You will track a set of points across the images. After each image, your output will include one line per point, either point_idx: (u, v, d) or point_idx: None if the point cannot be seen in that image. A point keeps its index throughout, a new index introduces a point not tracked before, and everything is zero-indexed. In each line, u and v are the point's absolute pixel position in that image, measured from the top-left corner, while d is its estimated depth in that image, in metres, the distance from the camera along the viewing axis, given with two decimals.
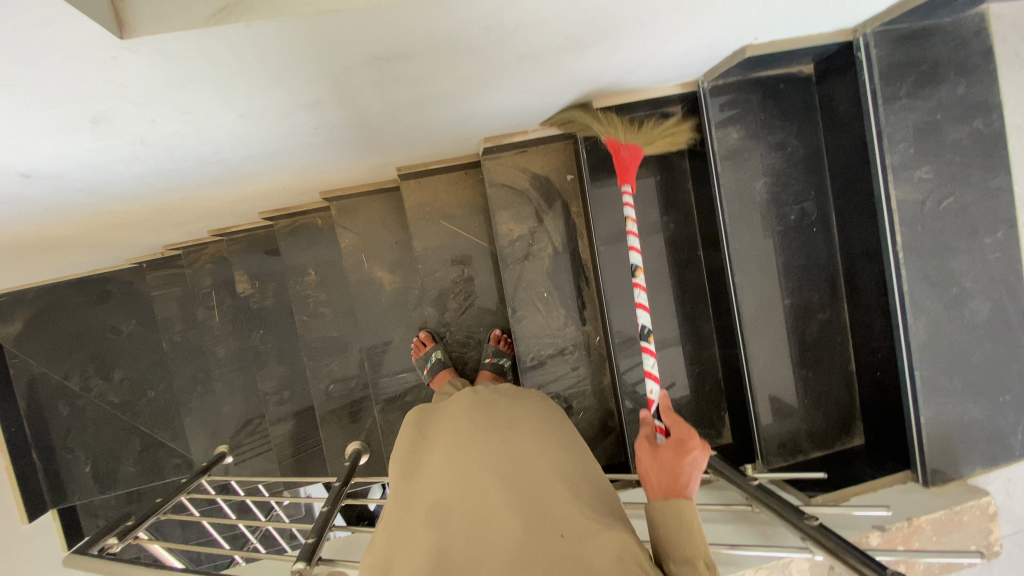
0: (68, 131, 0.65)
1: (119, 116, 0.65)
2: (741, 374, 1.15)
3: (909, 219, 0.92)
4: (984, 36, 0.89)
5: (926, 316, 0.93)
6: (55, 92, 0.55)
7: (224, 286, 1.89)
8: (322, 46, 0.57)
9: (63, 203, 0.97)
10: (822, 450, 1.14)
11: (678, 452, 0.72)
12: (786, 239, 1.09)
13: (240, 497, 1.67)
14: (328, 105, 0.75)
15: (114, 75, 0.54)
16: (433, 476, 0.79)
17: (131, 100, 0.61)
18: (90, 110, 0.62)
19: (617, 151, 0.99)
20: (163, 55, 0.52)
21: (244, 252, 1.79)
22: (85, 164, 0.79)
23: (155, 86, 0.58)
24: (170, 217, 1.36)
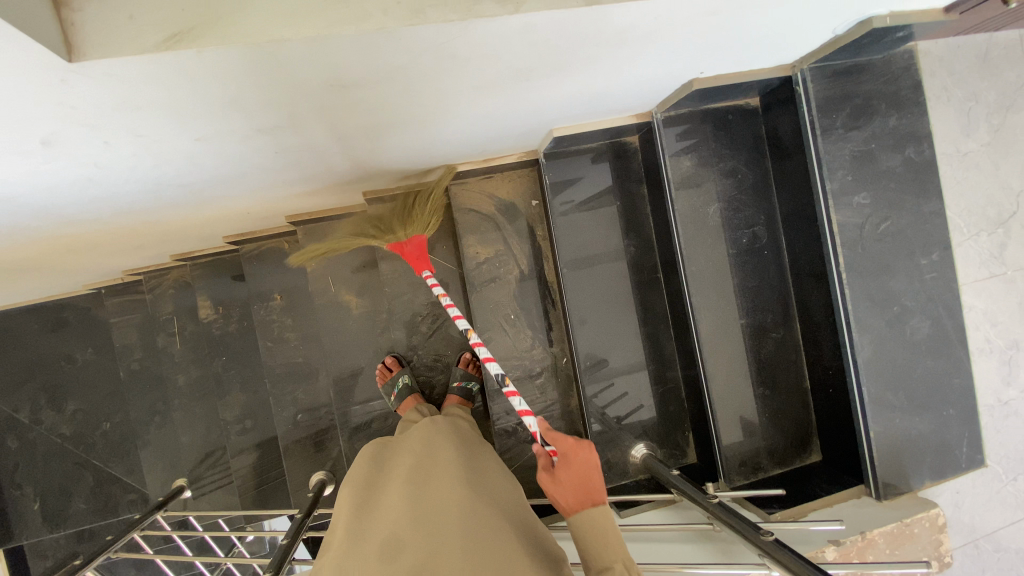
0: (15, 153, 0.65)
1: (70, 138, 0.64)
2: (702, 394, 1.17)
3: (850, 241, 0.97)
4: (912, 72, 0.96)
5: (870, 335, 0.97)
6: (1, 114, 0.55)
7: (187, 312, 1.85)
8: (276, 73, 0.58)
9: (13, 226, 0.95)
10: (782, 468, 1.16)
11: (570, 462, 0.83)
12: (739, 261, 1.14)
13: (196, 533, 1.60)
14: (287, 130, 0.76)
15: (62, 97, 0.54)
16: (387, 507, 0.79)
17: (81, 122, 0.61)
18: (38, 132, 0.61)
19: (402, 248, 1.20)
20: (113, 78, 0.53)
21: (208, 277, 1.76)
22: (37, 187, 0.78)
23: (106, 108, 0.58)
24: (129, 242, 1.33)
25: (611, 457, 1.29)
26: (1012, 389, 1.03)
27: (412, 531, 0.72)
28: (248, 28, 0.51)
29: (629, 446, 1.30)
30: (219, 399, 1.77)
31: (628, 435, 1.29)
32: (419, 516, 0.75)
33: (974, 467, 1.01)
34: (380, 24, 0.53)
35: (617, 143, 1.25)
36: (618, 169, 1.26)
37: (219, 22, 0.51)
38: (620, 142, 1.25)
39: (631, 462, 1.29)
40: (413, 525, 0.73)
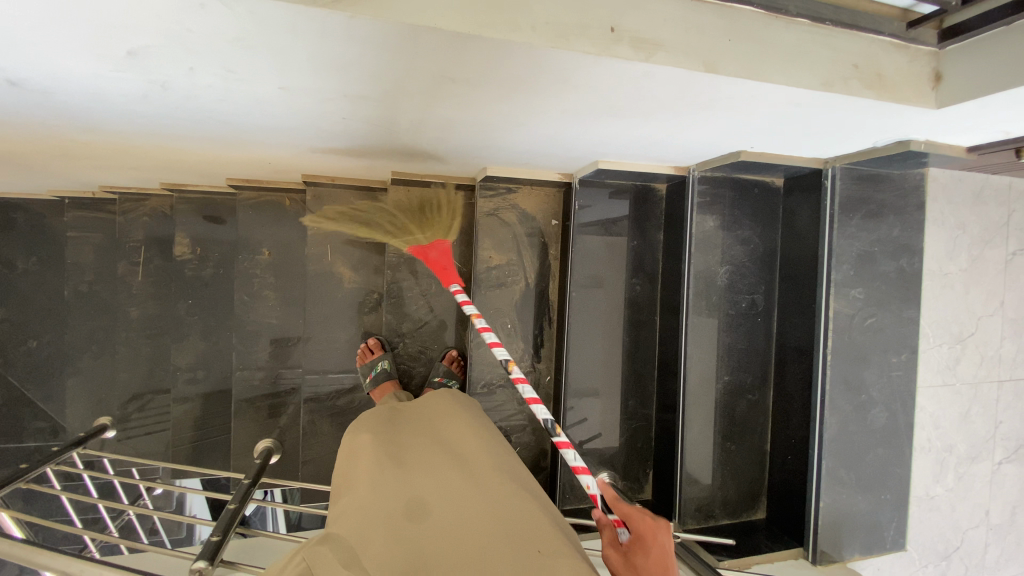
0: (97, 54, 0.61)
1: (158, 56, 0.62)
2: (674, 437, 1.25)
3: (840, 327, 1.06)
4: (920, 192, 1.07)
5: (838, 415, 1.07)
6: (115, 17, 0.52)
7: (158, 245, 1.75)
8: (406, 55, 0.59)
9: (27, 119, 0.88)
10: (728, 519, 1.25)
11: (647, 548, 0.72)
12: (733, 322, 1.23)
13: (114, 477, 1.49)
14: (371, 102, 0.75)
15: (189, 20, 0.53)
16: (410, 468, 0.85)
17: (185, 46, 0.59)
18: (133, 42, 0.58)
19: (428, 253, 1.22)
20: (251, 17, 0.52)
21: (191, 214, 1.67)
22: (85, 90, 0.73)
23: (222, 41, 0.57)
24: (130, 161, 1.25)
25: (573, 479, 1.34)
26: (939, 486, 1.16)
27: (437, 495, 0.79)
28: (404, 7, 0.52)
29: (592, 472, 1.35)
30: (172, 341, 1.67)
31: (592, 461, 1.35)
32: (443, 481, 0.82)
33: (897, 549, 1.12)
34: (525, 38, 0.55)
35: (645, 186, 1.30)
36: (640, 209, 1.31)
37: None
38: (648, 186, 1.30)
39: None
40: (437, 489, 0.80)
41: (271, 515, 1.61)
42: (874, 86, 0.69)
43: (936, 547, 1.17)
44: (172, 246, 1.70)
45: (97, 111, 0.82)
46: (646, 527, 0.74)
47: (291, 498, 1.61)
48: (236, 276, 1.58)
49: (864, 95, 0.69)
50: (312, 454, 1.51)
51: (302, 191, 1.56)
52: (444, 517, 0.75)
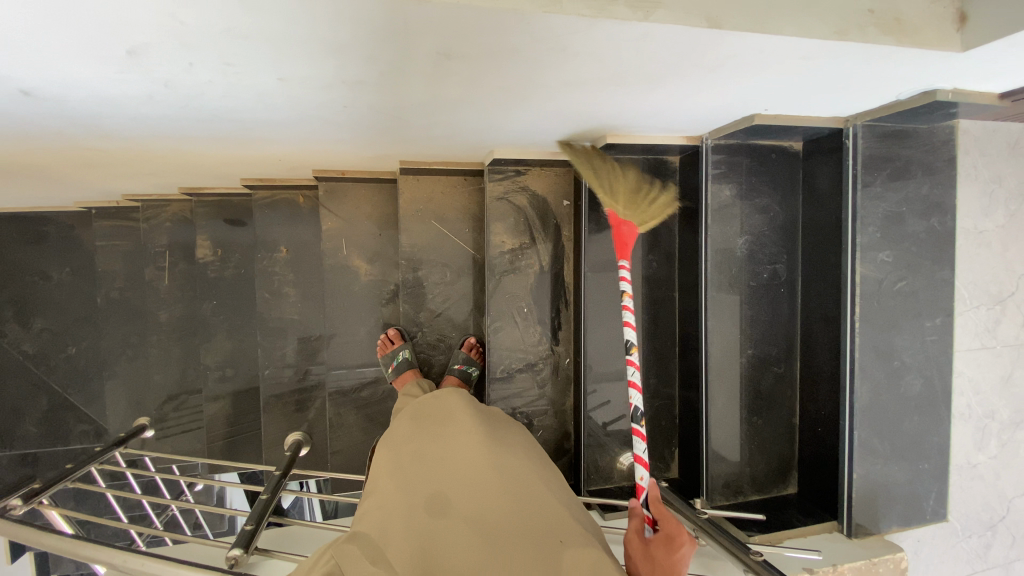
0: (99, 56, 0.62)
1: (158, 53, 0.62)
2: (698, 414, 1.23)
3: (868, 293, 1.02)
4: (950, 146, 1.01)
5: (869, 383, 1.04)
6: (107, 14, 0.53)
7: (182, 250, 1.79)
8: (396, 33, 0.58)
9: (43, 128, 0.91)
10: (759, 494, 1.22)
11: (669, 547, 0.77)
12: (756, 294, 1.19)
13: (154, 475, 1.54)
14: (370, 87, 0.75)
15: (179, 12, 0.53)
16: (430, 465, 0.85)
17: (181, 41, 0.59)
18: (132, 41, 0.59)
19: (619, 226, 1.00)
20: (241, 4, 0.51)
21: (211, 217, 1.70)
22: (93, 94, 0.74)
23: (216, 32, 0.57)
24: (147, 166, 1.28)
25: (598, 460, 1.33)
26: (981, 454, 1.11)
27: (456, 492, 0.79)
28: None
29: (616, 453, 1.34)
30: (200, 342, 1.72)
31: (615, 442, 1.34)
32: (462, 478, 0.82)
33: (937, 519, 1.08)
34: (516, 5, 0.54)
35: (657, 160, 1.27)
36: None
37: None
38: (661, 159, 1.27)
39: (617, 468, 1.34)
40: (455, 485, 0.80)
41: (306, 506, 1.66)
42: (893, 32, 0.65)
43: (980, 516, 1.12)
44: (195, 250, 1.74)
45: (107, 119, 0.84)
46: (673, 529, 0.78)
47: (323, 489, 1.65)
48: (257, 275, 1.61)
49: (882, 42, 0.65)
50: (341, 445, 1.53)
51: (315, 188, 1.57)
52: (468, 518, 0.76)
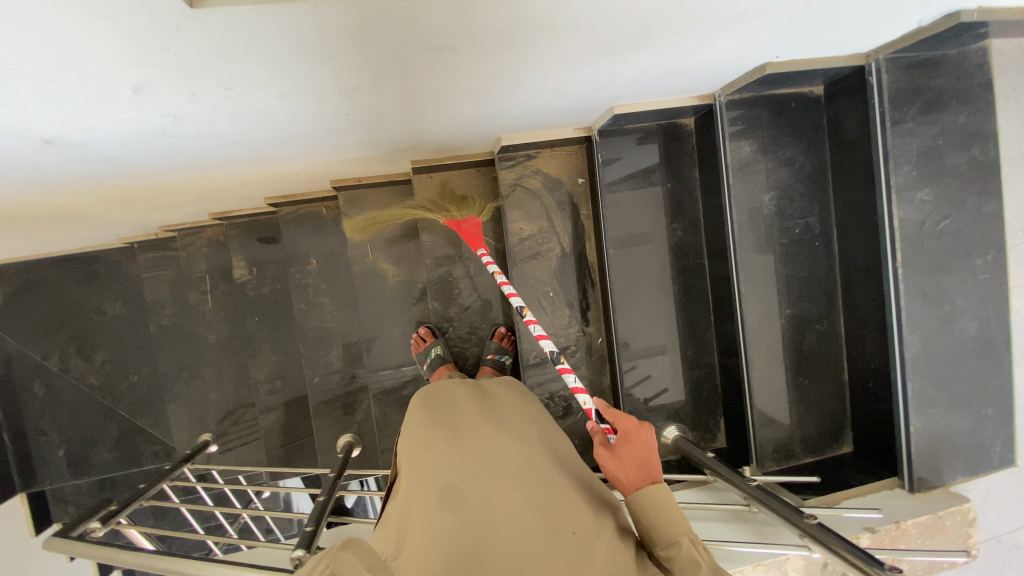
0: (108, 98, 0.65)
1: (162, 88, 0.65)
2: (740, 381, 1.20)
3: (909, 236, 0.97)
4: (986, 68, 0.94)
5: (919, 331, 0.98)
6: (106, 57, 0.55)
7: (220, 272, 1.87)
8: (377, 36, 0.59)
9: (75, 173, 0.96)
10: (812, 456, 1.19)
11: (631, 442, 0.85)
12: (789, 251, 1.15)
13: (222, 486, 1.64)
14: (366, 92, 0.76)
15: (171, 46, 0.55)
16: (444, 456, 0.86)
17: (179, 73, 0.61)
18: (136, 79, 0.61)
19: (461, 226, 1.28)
20: (225, 29, 0.53)
21: (243, 238, 1.77)
22: (111, 135, 0.78)
23: (209, 59, 0.59)
24: (176, 197, 1.34)
25: None
26: None
27: (468, 483, 0.80)
28: None
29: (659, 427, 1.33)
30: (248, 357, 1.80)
31: (657, 417, 1.32)
32: (474, 468, 0.82)
33: (1007, 466, 1.03)
34: None
35: (671, 125, 1.23)
36: (670, 149, 1.25)
37: None
38: (674, 124, 1.23)
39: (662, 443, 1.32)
40: (468, 476, 0.81)
41: (365, 504, 1.72)
42: None
43: None
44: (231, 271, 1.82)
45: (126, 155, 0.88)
46: (631, 425, 0.86)
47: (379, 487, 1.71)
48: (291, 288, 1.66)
49: None
50: (389, 443, 1.58)
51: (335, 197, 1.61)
52: (480, 507, 0.76)
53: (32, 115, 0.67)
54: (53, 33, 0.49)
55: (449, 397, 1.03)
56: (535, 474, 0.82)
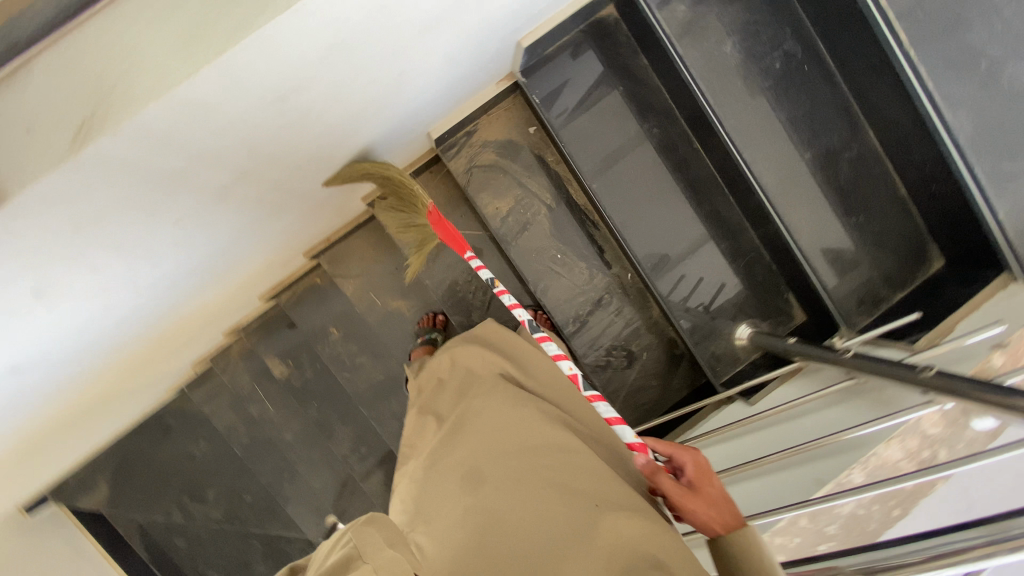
0: (40, 295, 0.61)
1: (91, 254, 0.61)
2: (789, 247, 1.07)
3: (903, 7, 0.84)
4: None
5: (963, 106, 0.84)
6: (29, 243, 0.53)
7: (260, 379, 1.83)
8: (252, 84, 0.54)
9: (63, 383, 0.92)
10: (901, 291, 1.05)
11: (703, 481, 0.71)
12: (778, 90, 1.01)
13: None
14: (287, 148, 0.72)
15: (85, 196, 0.53)
16: (467, 430, 0.87)
17: (98, 225, 0.58)
18: (54, 262, 0.58)
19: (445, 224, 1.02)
20: (134, 148, 0.51)
21: (265, 337, 1.75)
22: (67, 332, 0.74)
23: (125, 192, 0.56)
24: (179, 341, 1.30)
25: (715, 351, 1.20)
26: None
27: (489, 460, 0.81)
28: (217, 42, 0.48)
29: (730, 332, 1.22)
30: (324, 444, 1.82)
31: (722, 323, 1.20)
32: (495, 443, 0.83)
33: None
34: None
35: (595, 23, 1.11)
36: (606, 48, 1.13)
37: (192, 45, 0.48)
38: (597, 20, 1.11)
39: (739, 347, 1.20)
40: (488, 452, 0.82)
41: None
42: None
43: None
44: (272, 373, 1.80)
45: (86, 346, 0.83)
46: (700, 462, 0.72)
47: None
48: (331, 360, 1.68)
49: None
50: None
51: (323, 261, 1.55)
52: (496, 489, 0.77)
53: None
54: None
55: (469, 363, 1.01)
56: (557, 444, 0.81)
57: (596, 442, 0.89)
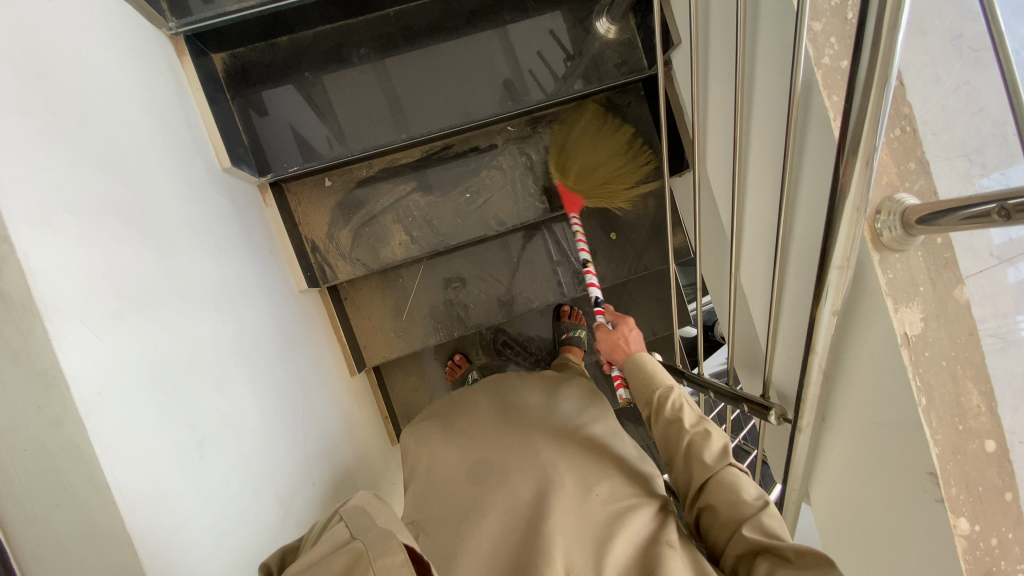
0: (163, 356, 0.75)
1: (153, 325, 0.75)
2: (820, 157, 1.04)
3: None
4: None
5: None
6: (130, 350, 0.68)
7: (402, 388, 2.03)
8: (125, 266, 0.73)
9: (267, 413, 1.00)
10: (948, 195, 1.04)
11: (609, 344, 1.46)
12: (776, 8, 1.03)
13: None
14: (188, 290, 0.88)
15: (125, 348, 0.67)
16: (485, 444, 1.29)
17: (131, 300, 0.72)
18: (128, 317, 0.70)
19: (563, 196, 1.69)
20: (117, 296, 0.69)
21: (384, 339, 1.84)
22: (201, 351, 0.85)
23: (131, 306, 0.71)
24: (314, 369, 1.36)
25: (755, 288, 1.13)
26: None
27: (494, 464, 1.21)
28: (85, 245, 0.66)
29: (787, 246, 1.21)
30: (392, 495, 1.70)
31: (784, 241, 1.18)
32: (502, 455, 1.23)
33: None
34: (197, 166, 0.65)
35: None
36: None
37: (88, 240, 0.67)
38: None
39: (803, 255, 1.17)
40: (495, 459, 1.23)
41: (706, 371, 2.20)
42: None
43: None
44: (396, 393, 2.03)
45: (179, 333, 0.81)
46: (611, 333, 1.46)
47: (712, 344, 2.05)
48: (448, 329, 1.86)
49: None
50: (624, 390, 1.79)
51: (411, 253, 1.66)
52: (495, 489, 1.15)
53: (177, 393, 0.75)
54: (144, 476, 0.64)
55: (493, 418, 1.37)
56: (530, 486, 1.13)
57: (571, 479, 1.14)
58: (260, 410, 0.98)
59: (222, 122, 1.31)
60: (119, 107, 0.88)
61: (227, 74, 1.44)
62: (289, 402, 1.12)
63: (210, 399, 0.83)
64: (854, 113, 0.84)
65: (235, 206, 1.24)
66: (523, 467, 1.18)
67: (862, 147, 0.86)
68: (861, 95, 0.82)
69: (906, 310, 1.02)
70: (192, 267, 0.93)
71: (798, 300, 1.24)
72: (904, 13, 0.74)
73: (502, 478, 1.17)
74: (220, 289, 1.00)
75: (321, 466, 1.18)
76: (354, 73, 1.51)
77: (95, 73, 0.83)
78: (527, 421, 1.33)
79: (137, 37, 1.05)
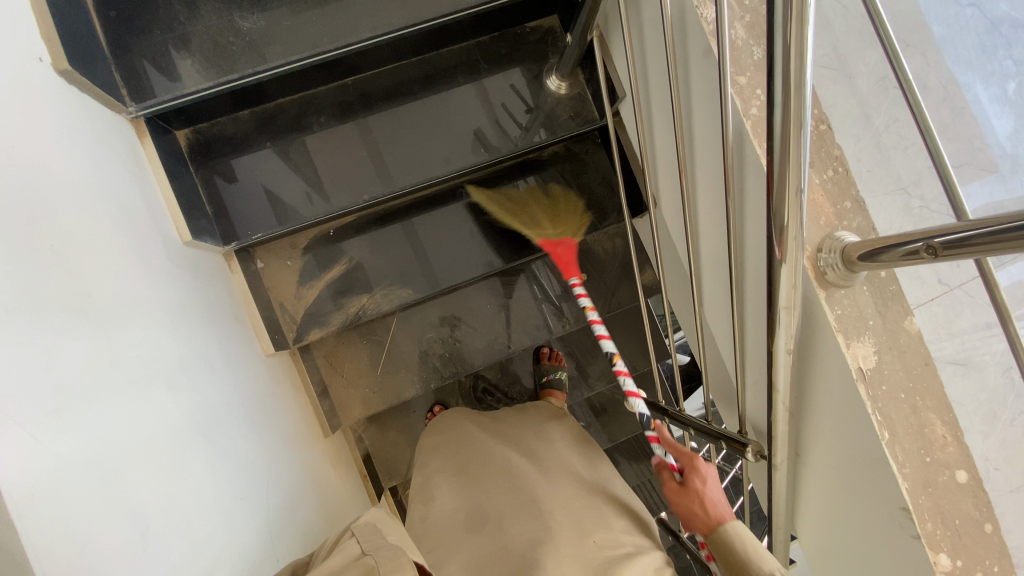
0: (108, 446, 0.74)
1: (99, 415, 0.75)
2: (757, 201, 1.07)
3: None
4: None
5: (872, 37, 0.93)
6: (70, 445, 0.68)
7: (382, 443, 2.00)
8: (70, 359, 0.74)
9: (225, 490, 0.98)
10: (888, 229, 1.06)
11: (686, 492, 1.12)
12: (703, 67, 1.09)
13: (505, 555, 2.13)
14: (139, 374, 0.88)
15: (65, 442, 0.67)
16: (476, 487, 1.26)
17: (75, 394, 0.72)
18: (72, 411, 0.70)
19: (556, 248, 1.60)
20: (59, 391, 0.69)
21: (360, 395, 1.82)
22: (151, 436, 0.85)
23: (75, 400, 0.72)
24: (283, 435, 1.34)
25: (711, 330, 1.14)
26: None
27: (489, 512, 1.19)
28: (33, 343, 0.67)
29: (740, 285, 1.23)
30: None
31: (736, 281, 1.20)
32: (496, 498, 1.21)
33: None
34: None
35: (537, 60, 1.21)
36: None
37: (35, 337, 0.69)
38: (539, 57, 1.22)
39: (755, 294, 1.19)
40: (490, 503, 1.20)
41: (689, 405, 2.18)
42: None
43: None
44: (376, 448, 2.00)
45: (124, 420, 0.80)
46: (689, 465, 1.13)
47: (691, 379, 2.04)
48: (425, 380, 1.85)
49: None
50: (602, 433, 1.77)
51: (382, 307, 1.67)
52: (494, 541, 1.13)
53: (122, 482, 0.74)
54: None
55: (481, 454, 1.34)
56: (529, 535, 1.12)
57: (561, 529, 1.12)
58: (218, 490, 0.97)
59: (184, 197, 1.34)
60: (74, 198, 0.90)
61: (191, 149, 1.49)
62: (253, 477, 1.10)
63: (155, 488, 0.81)
64: (776, 163, 0.88)
65: (198, 278, 1.25)
66: (518, 514, 1.16)
67: (789, 195, 0.89)
68: (780, 147, 0.86)
69: (857, 345, 1.03)
70: (146, 349, 0.93)
71: (756, 338, 1.26)
72: (806, 74, 0.80)
73: (500, 530, 1.14)
74: (175, 367, 1.00)
75: (288, 541, 1.15)
76: (317, 139, 1.56)
77: (50, 169, 0.87)
78: (510, 461, 1.30)
79: (94, 126, 1.08)
